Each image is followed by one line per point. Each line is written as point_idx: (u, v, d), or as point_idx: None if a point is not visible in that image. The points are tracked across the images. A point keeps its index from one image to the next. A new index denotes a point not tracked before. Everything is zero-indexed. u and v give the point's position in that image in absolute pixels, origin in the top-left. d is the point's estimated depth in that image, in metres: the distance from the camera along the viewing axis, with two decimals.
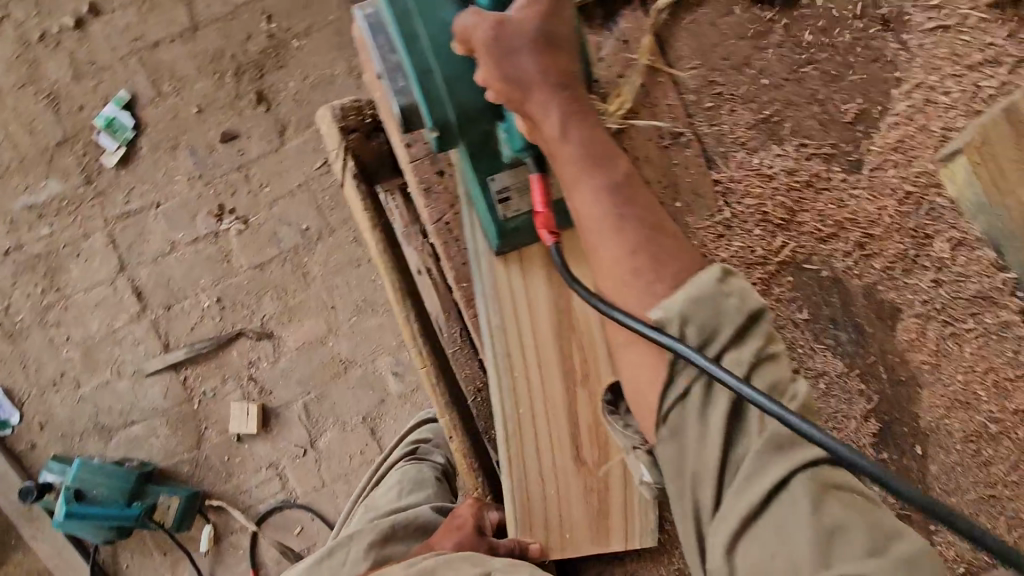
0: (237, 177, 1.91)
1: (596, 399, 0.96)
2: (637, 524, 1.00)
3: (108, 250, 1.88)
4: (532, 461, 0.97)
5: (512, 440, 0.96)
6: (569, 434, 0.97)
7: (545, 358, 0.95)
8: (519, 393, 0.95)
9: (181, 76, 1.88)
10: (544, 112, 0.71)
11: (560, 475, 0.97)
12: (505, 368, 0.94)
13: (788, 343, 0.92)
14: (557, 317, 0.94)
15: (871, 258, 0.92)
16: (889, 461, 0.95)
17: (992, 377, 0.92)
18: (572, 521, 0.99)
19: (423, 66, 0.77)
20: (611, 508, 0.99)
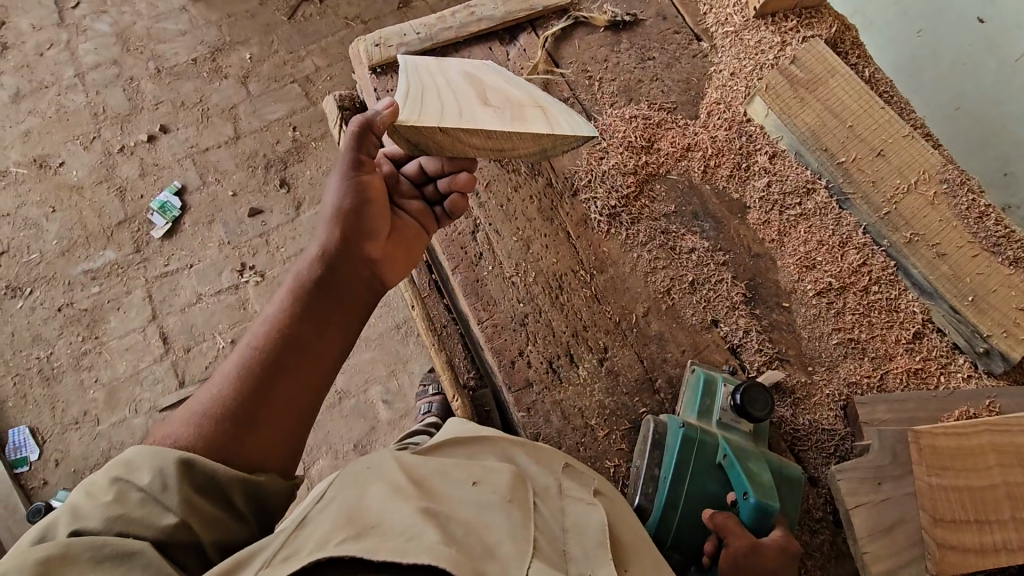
0: (259, 242, 2.34)
1: (491, 88, 1.01)
2: (560, 125, 0.96)
3: (144, 304, 2.23)
4: (453, 123, 0.87)
5: (414, 96, 0.92)
6: (469, 94, 0.97)
7: (443, 70, 1.03)
8: (419, 78, 0.98)
9: (223, 170, 2.43)
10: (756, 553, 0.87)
11: (463, 108, 0.92)
12: (406, 70, 0.99)
13: (664, 229, 1.22)
14: (453, 63, 1.06)
15: (714, 170, 1.27)
16: (763, 315, 1.18)
17: (823, 245, 1.21)
18: (483, 121, 0.89)
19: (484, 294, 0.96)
20: (526, 118, 0.94)
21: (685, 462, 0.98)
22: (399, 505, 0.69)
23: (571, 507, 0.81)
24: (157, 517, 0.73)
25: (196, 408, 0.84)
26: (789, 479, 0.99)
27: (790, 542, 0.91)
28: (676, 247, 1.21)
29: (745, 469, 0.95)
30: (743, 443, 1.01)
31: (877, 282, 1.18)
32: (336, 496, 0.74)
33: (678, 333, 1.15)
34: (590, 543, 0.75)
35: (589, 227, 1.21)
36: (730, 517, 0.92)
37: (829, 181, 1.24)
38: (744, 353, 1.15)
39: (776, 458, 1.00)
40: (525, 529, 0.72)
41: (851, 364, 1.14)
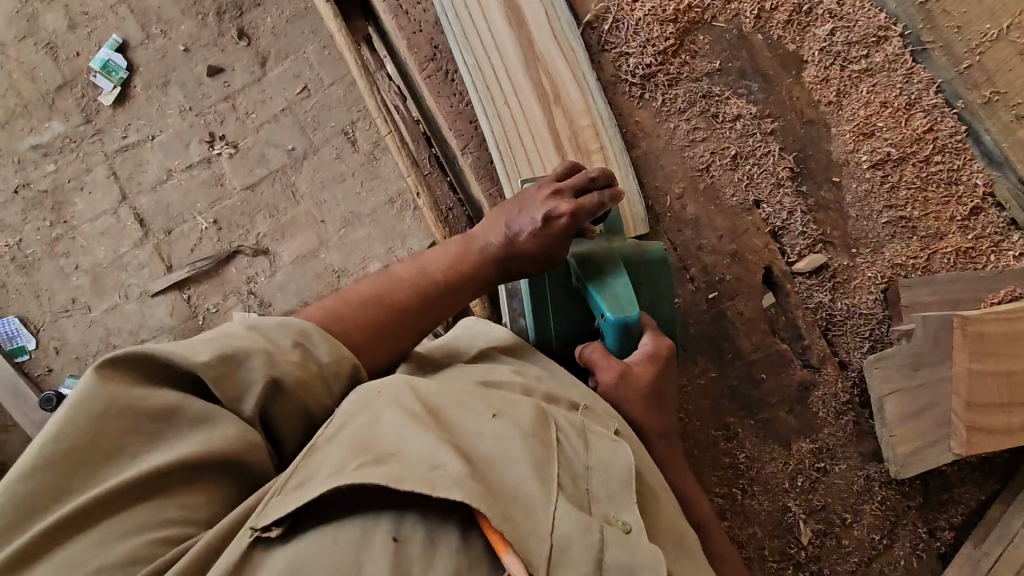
0: (225, 107, 2.06)
1: None
2: (568, 41, 1.00)
3: (110, 182, 2.03)
4: (484, 57, 0.98)
5: (450, 13, 0.98)
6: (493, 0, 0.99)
7: None
8: None
9: (167, 19, 2.06)
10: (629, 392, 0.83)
11: (491, 31, 0.98)
12: None
13: (706, 92, 1.04)
14: None
15: (770, 13, 1.06)
16: (810, 193, 1.06)
17: (886, 108, 1.05)
18: (506, 55, 0.98)
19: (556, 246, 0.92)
20: (538, 42, 0.99)
21: (541, 300, 0.94)
22: (417, 433, 0.59)
23: (596, 443, 0.68)
24: (236, 406, 0.60)
25: (387, 279, 0.85)
26: (654, 262, 0.92)
27: (658, 342, 0.85)
28: (719, 115, 1.04)
29: (596, 288, 0.85)
30: (593, 250, 0.90)
31: (939, 151, 1.05)
32: (344, 423, 0.61)
33: (716, 217, 1.04)
34: (614, 484, 0.64)
35: (619, 92, 1.03)
36: (596, 346, 0.87)
37: (906, 28, 1.06)
38: (785, 236, 1.05)
39: (633, 250, 0.91)
40: (548, 467, 0.61)
41: (897, 245, 1.06)
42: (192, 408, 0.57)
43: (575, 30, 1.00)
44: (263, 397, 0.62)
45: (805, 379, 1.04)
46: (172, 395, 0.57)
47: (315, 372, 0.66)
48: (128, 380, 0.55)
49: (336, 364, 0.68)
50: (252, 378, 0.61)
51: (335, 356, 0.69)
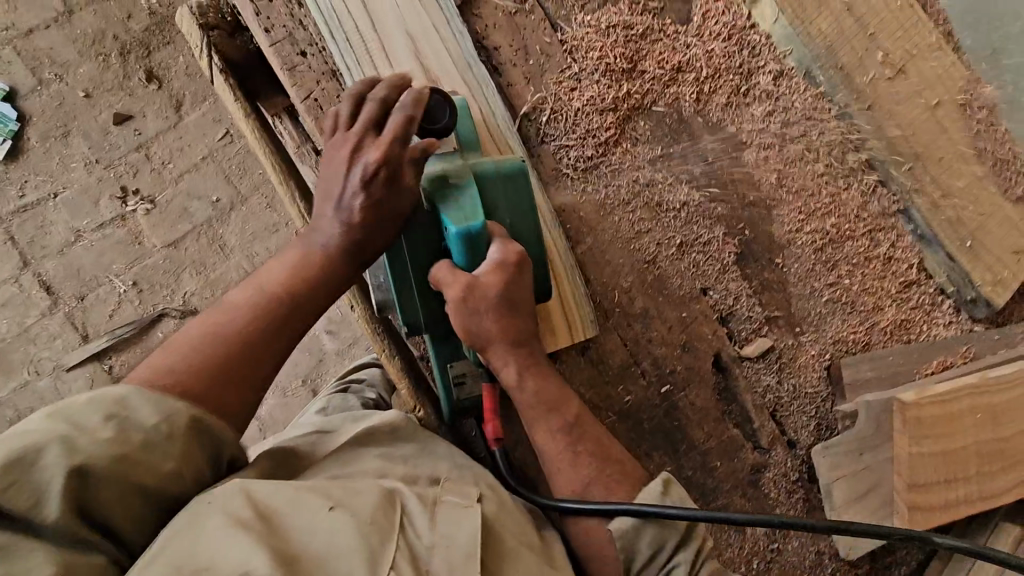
0: (137, 157, 1.89)
1: (439, 78, 0.93)
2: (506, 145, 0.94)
3: (8, 247, 1.83)
4: None
5: None
6: None
7: (388, 46, 0.92)
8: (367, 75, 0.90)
9: (62, 61, 1.86)
10: (485, 322, 0.80)
11: None
12: (356, 62, 0.91)
13: (648, 180, 1.02)
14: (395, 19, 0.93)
15: (709, 96, 1.03)
16: (754, 276, 1.05)
17: (823, 188, 1.06)
18: None
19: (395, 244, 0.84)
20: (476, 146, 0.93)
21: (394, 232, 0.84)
22: (233, 545, 0.55)
23: (445, 514, 0.66)
24: (39, 512, 0.53)
25: (218, 312, 0.76)
26: (512, 175, 0.84)
27: (507, 253, 0.79)
28: (664, 204, 1.02)
29: (441, 200, 0.78)
30: (444, 168, 0.82)
31: (874, 228, 1.07)
32: (166, 536, 0.57)
33: (664, 307, 1.02)
34: (457, 556, 0.62)
35: (561, 185, 0.99)
36: (444, 264, 0.81)
37: (839, 108, 1.05)
38: (732, 320, 1.05)
39: (488, 163, 0.83)
40: (385, 551, 0.59)
41: (839, 322, 1.07)
42: None
43: (512, 127, 0.95)
44: (71, 490, 0.55)
45: (757, 463, 1.05)
46: None
47: (138, 442, 0.59)
48: None
49: (166, 426, 0.61)
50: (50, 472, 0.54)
51: (164, 416, 0.61)
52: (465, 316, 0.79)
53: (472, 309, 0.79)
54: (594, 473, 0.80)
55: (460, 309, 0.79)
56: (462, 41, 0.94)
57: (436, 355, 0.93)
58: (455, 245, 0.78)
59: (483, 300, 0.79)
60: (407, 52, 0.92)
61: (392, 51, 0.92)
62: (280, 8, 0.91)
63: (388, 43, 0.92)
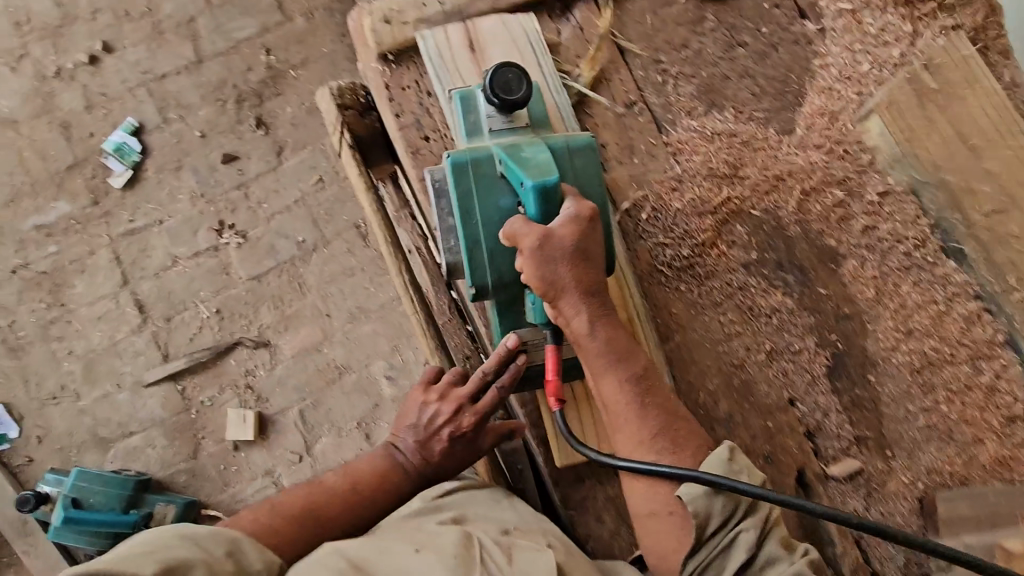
0: (237, 194, 2.03)
1: None
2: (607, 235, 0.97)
3: (112, 266, 1.98)
4: None
5: None
6: None
7: None
8: None
9: (186, 104, 2.04)
10: (561, 281, 0.79)
11: None
12: None
13: (742, 284, 1.02)
14: None
15: (810, 206, 1.04)
16: (844, 392, 1.02)
17: (924, 309, 1.02)
18: None
19: (468, 210, 0.85)
20: None
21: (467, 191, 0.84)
22: None
23: (520, 556, 0.74)
24: None
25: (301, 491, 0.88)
26: (582, 149, 0.87)
27: (581, 207, 0.80)
28: (755, 308, 1.02)
29: (518, 160, 0.81)
30: (518, 141, 0.87)
31: (979, 355, 1.02)
32: None
33: (749, 414, 1.00)
34: None
35: (654, 280, 1.00)
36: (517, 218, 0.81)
37: (940, 230, 1.03)
38: (819, 436, 1.01)
39: (559, 138, 0.87)
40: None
41: (933, 450, 1.01)
42: None
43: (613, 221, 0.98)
44: None
45: None
46: None
47: None
48: None
49: None
50: None
51: None
52: (542, 273, 0.79)
53: (549, 257, 0.79)
54: (661, 425, 0.82)
55: (536, 263, 0.79)
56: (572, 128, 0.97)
57: (497, 323, 0.92)
58: (532, 200, 0.80)
59: (561, 255, 0.79)
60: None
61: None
62: (412, 96, 0.99)
63: None
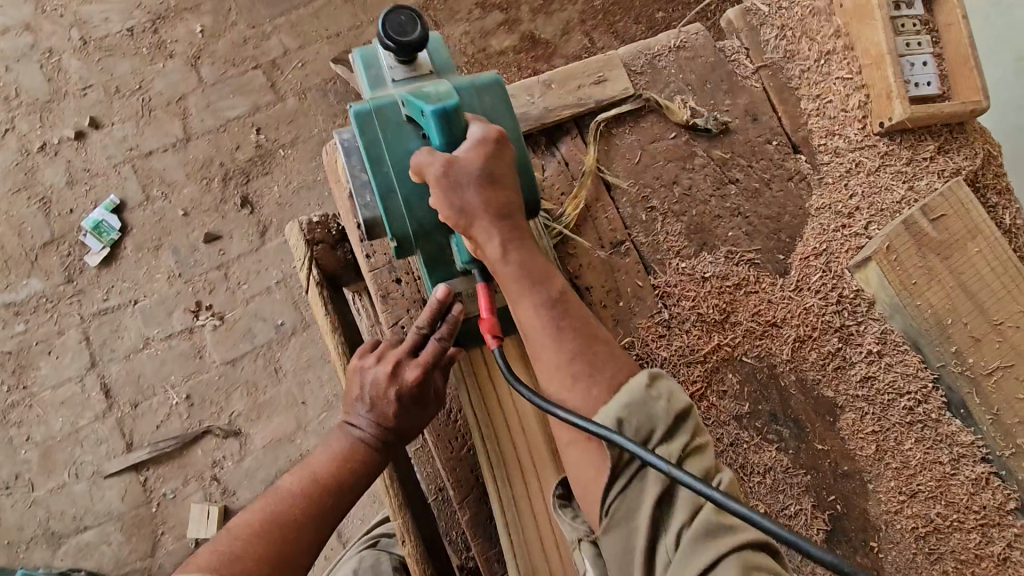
0: (216, 274, 1.97)
1: None
2: None
3: (81, 347, 1.90)
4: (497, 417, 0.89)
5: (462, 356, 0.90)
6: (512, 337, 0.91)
7: None
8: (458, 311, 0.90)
9: (171, 181, 2.01)
10: (472, 208, 0.76)
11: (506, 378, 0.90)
12: None
13: (734, 439, 0.95)
14: None
15: (805, 354, 0.98)
16: (844, 559, 0.94)
17: (929, 471, 0.95)
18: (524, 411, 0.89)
19: (377, 157, 0.80)
20: None
21: (375, 141, 0.80)
22: None
23: None
24: None
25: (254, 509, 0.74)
26: (489, 87, 0.86)
27: (487, 130, 0.77)
28: (747, 466, 0.94)
29: (417, 95, 0.78)
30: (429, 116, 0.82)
31: (988, 523, 0.94)
32: None
33: None
34: None
35: None
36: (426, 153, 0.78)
37: (950, 387, 0.96)
38: None
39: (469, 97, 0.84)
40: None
41: None
42: None
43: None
44: None
45: None
46: None
47: None
48: None
49: None
50: None
51: None
52: (452, 213, 0.76)
53: (456, 183, 0.75)
54: (580, 349, 0.76)
55: (446, 198, 0.75)
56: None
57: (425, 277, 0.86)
58: (436, 130, 0.76)
59: (482, 183, 0.76)
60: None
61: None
62: None
63: None
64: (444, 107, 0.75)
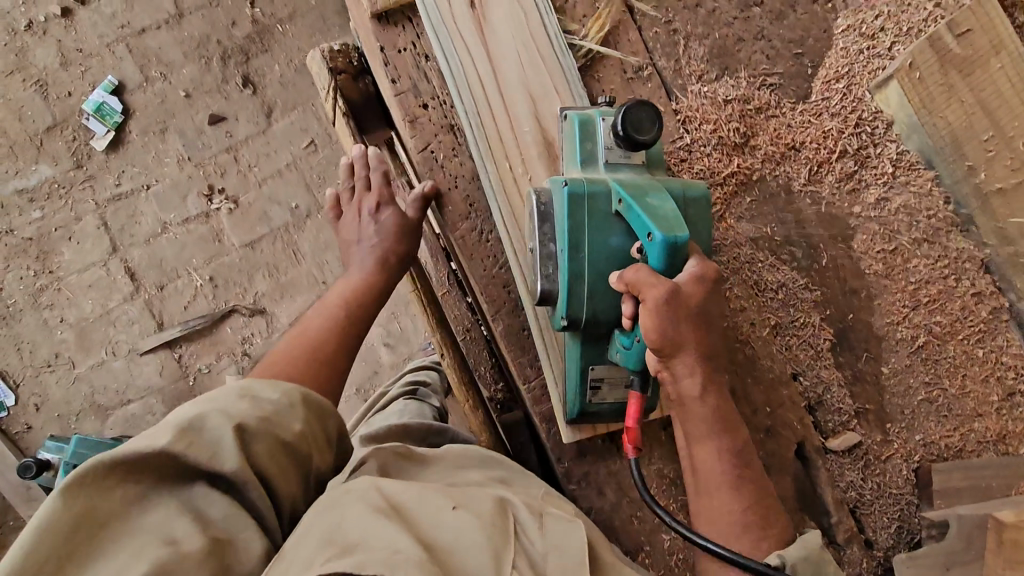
0: (226, 158, 1.96)
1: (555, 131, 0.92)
2: None
3: (100, 232, 1.93)
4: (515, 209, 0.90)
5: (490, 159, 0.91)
6: (541, 152, 0.91)
7: (510, 96, 0.92)
8: (487, 127, 0.91)
9: (169, 62, 1.94)
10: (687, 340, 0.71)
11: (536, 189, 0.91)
12: (473, 111, 0.91)
13: (749, 258, 0.99)
14: (522, 75, 0.92)
15: (823, 175, 1.00)
16: (848, 366, 1.02)
17: (930, 284, 1.01)
18: None
19: (594, 206, 0.79)
20: None
21: (580, 228, 0.78)
22: (379, 523, 0.55)
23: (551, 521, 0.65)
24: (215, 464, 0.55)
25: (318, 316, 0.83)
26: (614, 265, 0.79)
27: (708, 267, 0.73)
28: (761, 284, 1.00)
29: (643, 207, 0.74)
30: (636, 178, 0.81)
31: (982, 330, 1.01)
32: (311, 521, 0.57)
33: (752, 389, 0.99)
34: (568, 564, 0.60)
35: None
36: (638, 267, 0.72)
37: (957, 204, 1.01)
38: (820, 409, 1.02)
39: (677, 183, 0.81)
40: (505, 555, 0.58)
41: (932, 424, 1.02)
42: (162, 521, 0.51)
43: None
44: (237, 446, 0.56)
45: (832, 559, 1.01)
46: (178, 510, 0.52)
47: (268, 410, 0.61)
48: (97, 481, 0.50)
49: (285, 397, 0.63)
50: (219, 433, 0.56)
51: (281, 391, 0.63)
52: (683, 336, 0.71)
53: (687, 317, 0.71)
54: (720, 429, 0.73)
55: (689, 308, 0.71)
56: (581, 99, 0.92)
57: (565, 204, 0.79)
58: (658, 255, 0.72)
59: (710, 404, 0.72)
60: (527, 109, 0.92)
61: (511, 108, 0.92)
62: (408, 59, 0.93)
63: (509, 100, 0.92)
64: (675, 240, 0.70)
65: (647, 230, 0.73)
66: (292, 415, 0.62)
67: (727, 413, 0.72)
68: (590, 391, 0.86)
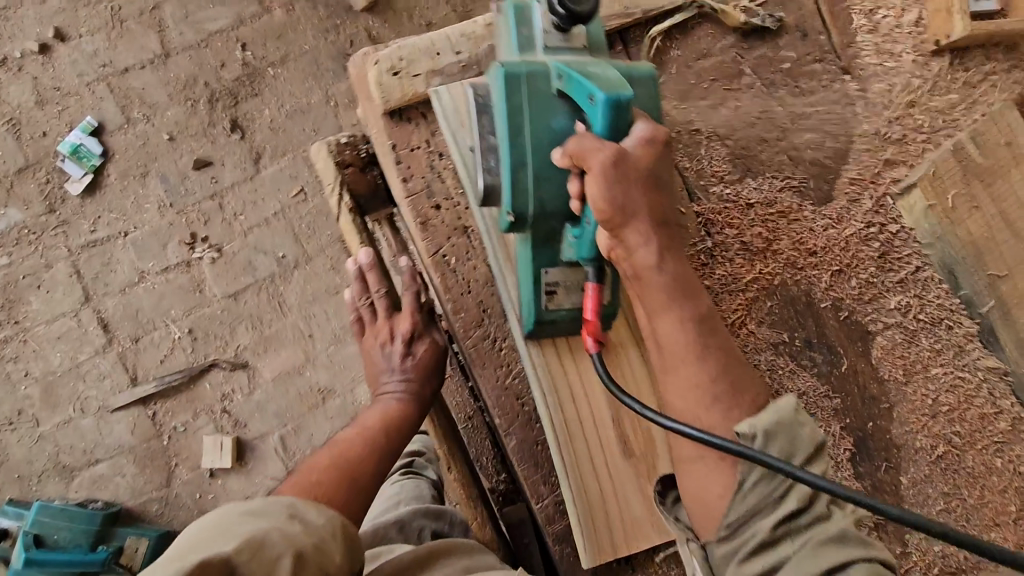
0: (210, 205, 1.88)
1: None
2: None
3: (72, 281, 1.82)
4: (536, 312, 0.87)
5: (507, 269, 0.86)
6: None
7: None
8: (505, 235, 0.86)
9: (153, 103, 1.86)
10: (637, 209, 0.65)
11: None
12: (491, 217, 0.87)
13: (768, 365, 0.96)
14: None
15: (844, 279, 0.98)
16: (868, 476, 0.98)
17: (951, 394, 0.98)
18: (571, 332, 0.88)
19: (535, 95, 0.73)
20: None
21: (519, 110, 0.72)
22: None
23: None
24: None
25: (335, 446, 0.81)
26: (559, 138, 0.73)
27: (657, 131, 0.67)
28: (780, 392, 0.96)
29: (585, 74, 0.68)
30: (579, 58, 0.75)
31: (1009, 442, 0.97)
32: None
33: None
34: None
35: None
36: (582, 137, 0.67)
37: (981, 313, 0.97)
38: None
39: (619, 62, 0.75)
40: None
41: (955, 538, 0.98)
42: None
43: None
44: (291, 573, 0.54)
45: None
46: None
47: (312, 541, 0.57)
48: None
49: (329, 526, 0.60)
50: (277, 555, 0.54)
51: (327, 518, 0.60)
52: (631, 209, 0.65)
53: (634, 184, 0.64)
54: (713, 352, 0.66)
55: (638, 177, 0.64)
56: None
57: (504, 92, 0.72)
58: (601, 119, 0.66)
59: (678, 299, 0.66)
60: None
61: None
62: (421, 157, 0.91)
63: None
64: (618, 96, 0.64)
65: (588, 93, 0.66)
66: (334, 546, 0.59)
67: (687, 282, 0.67)
68: (546, 297, 0.81)
